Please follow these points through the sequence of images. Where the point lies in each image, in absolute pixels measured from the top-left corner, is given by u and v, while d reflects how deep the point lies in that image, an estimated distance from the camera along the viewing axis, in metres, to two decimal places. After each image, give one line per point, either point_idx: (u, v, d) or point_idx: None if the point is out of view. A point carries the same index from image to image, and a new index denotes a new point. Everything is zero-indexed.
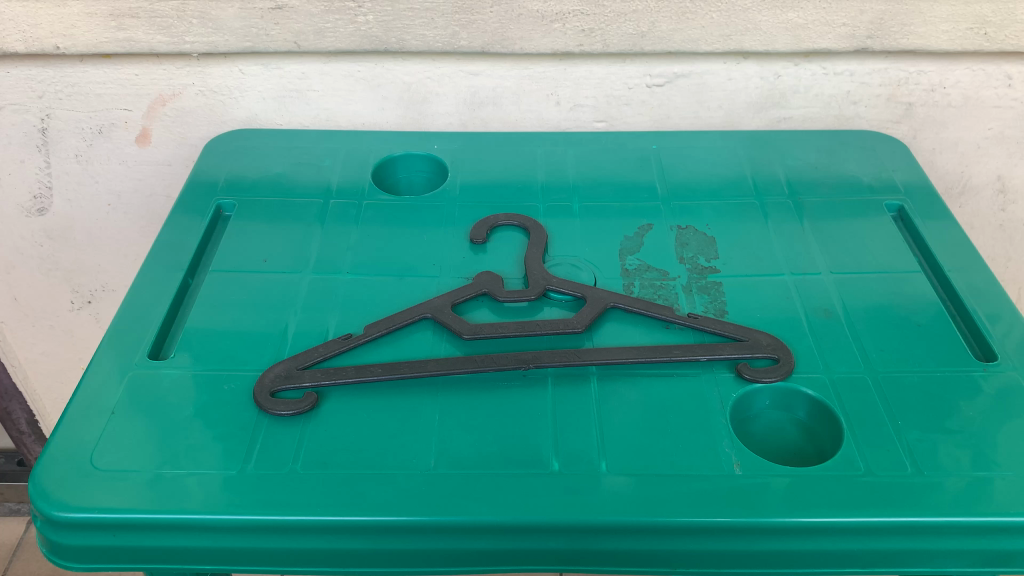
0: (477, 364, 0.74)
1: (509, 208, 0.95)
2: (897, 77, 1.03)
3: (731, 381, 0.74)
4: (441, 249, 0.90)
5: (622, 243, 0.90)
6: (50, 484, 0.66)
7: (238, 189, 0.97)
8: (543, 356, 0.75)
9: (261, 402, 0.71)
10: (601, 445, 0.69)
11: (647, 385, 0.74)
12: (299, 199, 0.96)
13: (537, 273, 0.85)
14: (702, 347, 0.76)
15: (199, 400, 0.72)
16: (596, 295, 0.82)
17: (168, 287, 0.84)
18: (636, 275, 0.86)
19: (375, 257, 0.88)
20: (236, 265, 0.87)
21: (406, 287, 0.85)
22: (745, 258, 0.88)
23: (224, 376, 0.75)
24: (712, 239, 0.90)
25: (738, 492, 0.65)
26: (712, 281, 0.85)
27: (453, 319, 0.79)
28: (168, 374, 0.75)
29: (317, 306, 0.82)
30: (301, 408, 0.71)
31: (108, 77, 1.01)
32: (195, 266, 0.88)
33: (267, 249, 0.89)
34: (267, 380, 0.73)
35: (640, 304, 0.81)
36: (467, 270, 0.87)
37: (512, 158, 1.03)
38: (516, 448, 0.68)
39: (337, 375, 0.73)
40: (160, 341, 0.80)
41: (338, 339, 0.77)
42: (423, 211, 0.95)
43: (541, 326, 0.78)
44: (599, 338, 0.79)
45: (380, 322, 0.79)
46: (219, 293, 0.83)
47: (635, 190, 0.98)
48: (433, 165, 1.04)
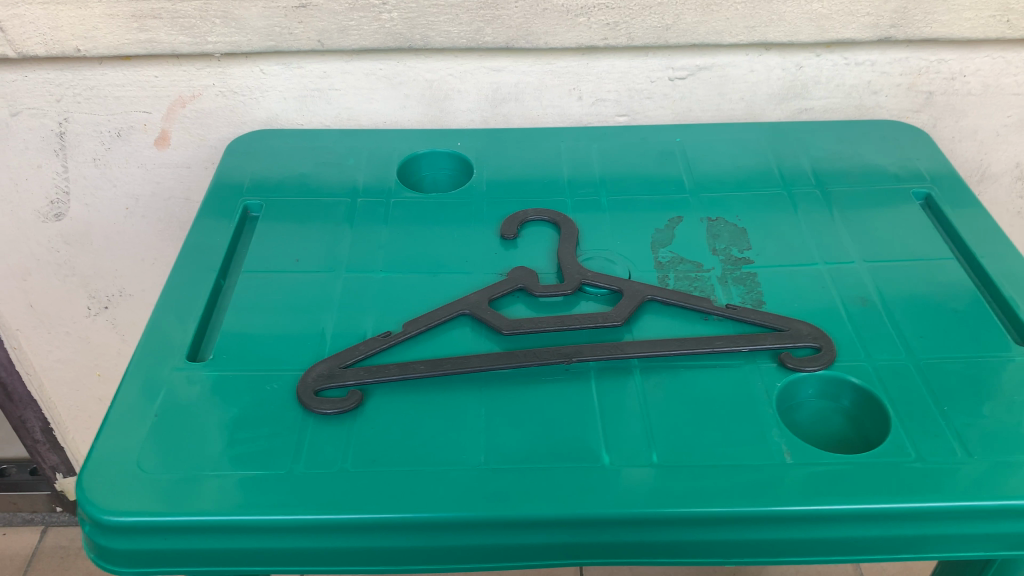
0: (520, 359, 0.74)
1: (537, 203, 0.95)
2: (918, 65, 1.03)
3: (774, 370, 0.74)
4: (472, 245, 0.90)
5: (654, 236, 0.90)
6: (98, 488, 0.65)
7: (264, 189, 0.97)
8: (585, 350, 0.75)
9: (305, 401, 0.71)
10: (650, 437, 0.69)
11: (691, 376, 0.74)
12: (325, 198, 0.96)
13: (571, 267, 0.84)
14: (743, 337, 0.76)
15: (242, 401, 0.72)
16: (633, 288, 0.82)
17: (201, 288, 0.84)
18: (670, 268, 0.86)
19: (407, 255, 0.88)
20: (268, 266, 0.87)
21: (441, 283, 0.84)
22: (777, 249, 0.88)
23: (265, 376, 0.74)
24: (744, 230, 0.91)
25: (792, 480, 0.65)
26: (746, 271, 0.85)
27: (492, 315, 0.79)
28: (208, 376, 0.74)
29: (353, 305, 0.82)
30: (346, 406, 0.70)
31: (127, 79, 1.01)
32: (226, 267, 0.88)
33: (299, 249, 0.89)
34: (310, 380, 0.73)
35: (677, 296, 0.81)
36: (500, 265, 0.87)
37: (536, 154, 1.03)
38: (565, 442, 0.68)
39: (380, 372, 0.73)
40: (196, 343, 0.79)
41: (377, 337, 0.77)
42: (452, 209, 0.95)
43: (580, 321, 0.78)
44: (639, 331, 0.79)
45: (419, 319, 0.78)
46: (253, 294, 0.83)
47: (663, 183, 0.98)
48: (457, 162, 1.03)
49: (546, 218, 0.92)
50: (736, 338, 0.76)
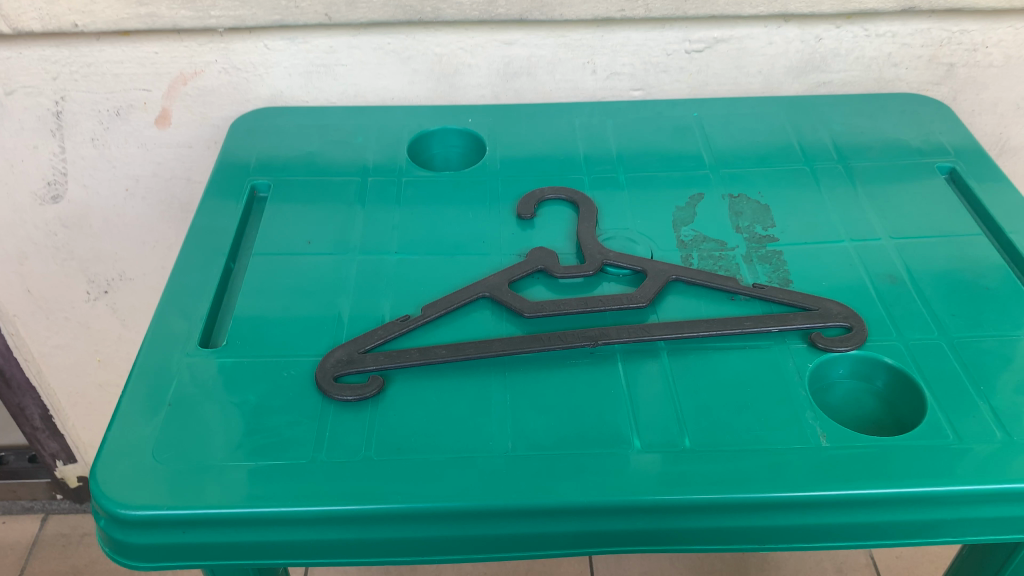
0: (545, 342, 0.72)
1: (554, 182, 0.93)
2: (940, 37, 1.01)
3: (805, 351, 0.72)
4: (488, 226, 0.87)
5: (674, 214, 0.88)
6: (112, 481, 0.63)
7: (271, 169, 0.95)
8: (611, 332, 0.73)
9: (324, 388, 0.68)
10: (681, 420, 0.67)
11: (720, 358, 0.72)
12: (335, 177, 0.94)
13: (592, 247, 0.82)
14: (772, 317, 0.74)
15: (258, 389, 0.69)
16: (657, 268, 0.79)
17: (212, 273, 0.81)
18: (693, 247, 0.84)
19: (422, 237, 0.86)
20: (280, 249, 0.84)
21: (458, 265, 0.82)
22: (802, 226, 0.86)
23: (281, 362, 0.72)
24: (767, 207, 0.89)
25: (830, 464, 0.63)
26: (771, 250, 0.83)
27: (513, 297, 0.76)
28: (222, 363, 0.72)
29: (368, 287, 0.80)
30: (368, 393, 0.68)
31: (126, 56, 0.97)
32: (235, 251, 0.85)
33: (310, 231, 0.86)
34: (329, 365, 0.70)
35: (702, 276, 0.79)
36: (519, 246, 0.84)
37: (550, 131, 1.00)
38: (594, 427, 0.66)
39: (401, 357, 0.71)
40: (208, 329, 0.77)
41: (396, 321, 0.74)
42: (466, 188, 0.93)
43: (605, 302, 0.76)
44: (664, 312, 0.76)
45: (438, 302, 0.76)
46: (265, 277, 0.81)
47: (682, 159, 0.96)
48: (469, 140, 1.01)
49: (563, 197, 0.89)
50: (765, 318, 0.74)
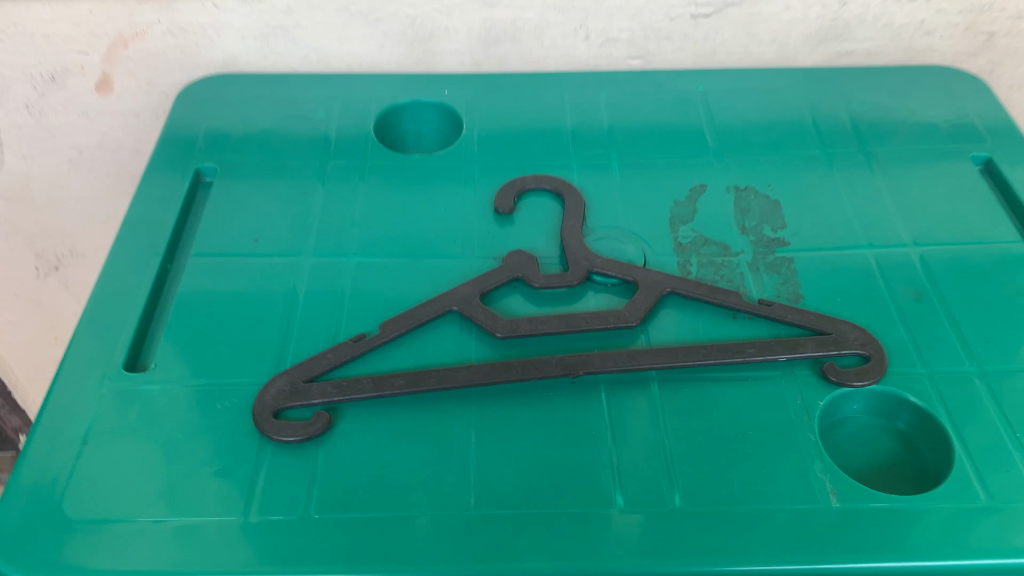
0: (518, 372, 0.63)
1: (537, 168, 0.82)
2: (981, 2, 0.89)
3: (814, 385, 0.63)
4: (461, 221, 0.77)
5: (673, 210, 0.78)
6: (16, 539, 0.55)
7: (220, 148, 0.85)
8: (595, 359, 0.63)
9: (263, 426, 0.60)
10: (670, 471, 0.58)
11: (718, 393, 0.63)
12: (292, 159, 0.83)
13: (577, 251, 0.72)
14: (779, 342, 0.65)
15: (188, 424, 0.61)
16: (650, 278, 0.69)
17: (144, 278, 0.72)
18: (692, 251, 0.74)
19: (386, 234, 0.76)
20: (223, 248, 0.75)
21: (424, 270, 0.73)
22: (816, 227, 0.76)
23: (216, 391, 0.63)
24: (778, 203, 0.78)
25: (840, 532, 0.55)
26: (781, 256, 0.73)
27: (484, 314, 0.67)
28: (150, 391, 0.63)
29: (321, 297, 0.70)
30: (311, 434, 0.60)
31: (56, 14, 0.85)
32: (173, 250, 0.76)
33: (259, 226, 0.77)
34: (269, 397, 0.61)
35: (701, 289, 0.69)
36: (494, 247, 0.75)
37: (536, 105, 0.89)
38: (570, 478, 0.58)
39: (352, 389, 0.62)
40: (137, 348, 0.68)
41: (349, 342, 0.65)
42: (438, 173, 0.82)
43: (589, 322, 0.66)
44: (657, 333, 0.67)
45: (398, 318, 0.66)
46: (205, 284, 0.72)
47: (683, 141, 0.85)
48: (445, 115, 0.90)
49: (548, 187, 0.79)
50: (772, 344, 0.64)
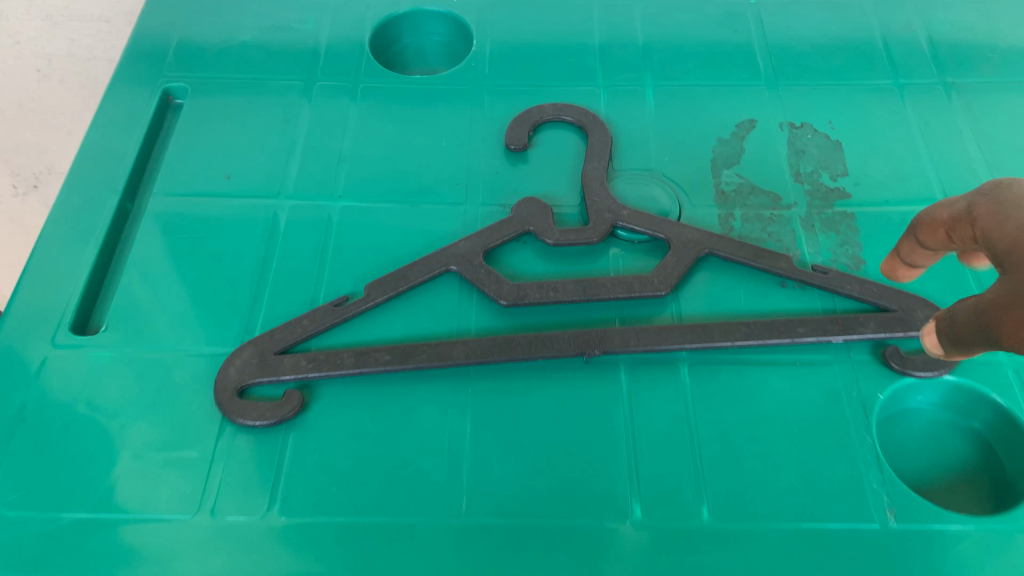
0: (524, 349, 0.53)
1: (558, 95, 0.71)
2: None
3: (873, 374, 0.54)
4: (466, 158, 0.67)
5: (714, 150, 0.66)
6: None
7: (193, 65, 0.73)
8: (614, 335, 0.54)
9: (224, 406, 0.51)
10: (698, 476, 0.49)
11: (759, 381, 0.53)
12: (275, 78, 0.72)
13: (599, 199, 0.61)
14: (835, 320, 0.54)
15: (142, 401, 0.53)
16: (684, 236, 0.59)
17: (100, 219, 0.62)
18: (736, 202, 0.63)
19: (378, 172, 0.66)
20: (191, 186, 0.65)
21: (420, 218, 0.63)
22: (883, 175, 0.65)
23: (175, 361, 0.55)
24: (839, 144, 0.67)
25: (895, 560, 0.46)
26: (840, 211, 0.62)
27: (486, 276, 0.57)
28: (100, 358, 0.55)
29: (301, 250, 0.61)
30: (279, 417, 0.51)
31: None
32: (136, 184, 0.66)
33: (232, 159, 0.67)
34: (233, 371, 0.53)
35: (745, 251, 0.58)
36: (503, 192, 0.64)
37: (559, 17, 0.77)
38: (579, 483, 0.50)
39: (329, 363, 0.53)
40: (89, 303, 0.59)
41: (329, 306, 0.56)
42: (442, 98, 0.71)
43: (610, 289, 0.56)
44: (689, 303, 0.57)
45: (387, 278, 0.57)
46: (169, 230, 0.62)
47: (730, 65, 0.73)
48: (452, 27, 0.78)
49: (569, 120, 0.67)
50: (827, 322, 0.54)
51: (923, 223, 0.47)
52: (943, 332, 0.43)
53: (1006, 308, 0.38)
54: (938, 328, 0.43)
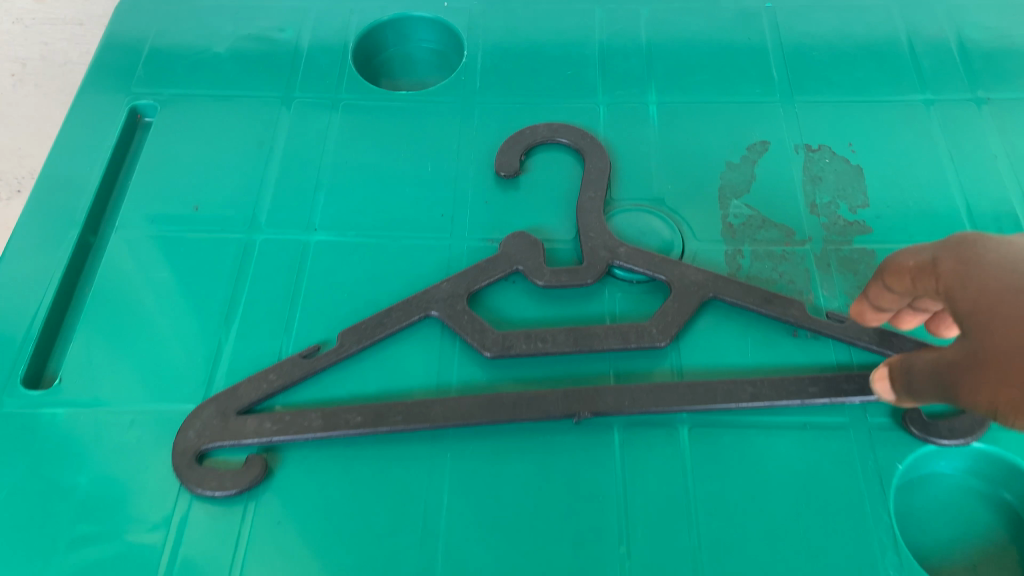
0: (508, 412, 0.48)
1: (553, 112, 0.65)
2: None
3: (891, 440, 0.49)
4: (452, 183, 0.61)
5: (723, 176, 0.61)
6: None
7: (163, 78, 0.68)
8: (607, 395, 0.49)
9: (182, 473, 0.48)
10: (695, 559, 0.46)
11: (765, 447, 0.49)
12: (248, 92, 0.67)
13: (595, 234, 0.56)
14: (851, 378, 0.49)
15: (96, 466, 0.49)
16: (687, 278, 0.54)
17: (58, 255, 0.58)
18: (745, 236, 0.58)
19: (356, 200, 0.60)
20: (157, 217, 0.60)
21: (401, 253, 0.58)
22: (907, 206, 0.59)
23: (133, 420, 0.51)
24: (859, 170, 0.61)
25: None
26: (859, 248, 0.57)
27: (470, 324, 0.52)
28: (53, 415, 0.51)
29: (271, 289, 0.56)
30: (242, 486, 0.47)
31: None
32: (99, 214, 0.61)
33: (201, 184, 0.62)
34: (192, 433, 0.49)
35: (754, 297, 0.53)
36: (492, 223, 0.59)
37: (556, 22, 0.71)
38: (566, 564, 0.46)
39: (297, 425, 0.49)
40: (45, 350, 0.55)
41: (297, 358, 0.51)
42: (428, 116, 0.65)
43: (604, 340, 0.51)
44: (691, 355, 0.52)
45: (362, 326, 0.52)
46: (131, 268, 0.57)
47: (742, 76, 0.67)
48: (443, 33, 0.73)
49: (565, 142, 0.62)
50: (842, 381, 0.49)
51: (880, 268, 0.44)
52: (898, 380, 0.41)
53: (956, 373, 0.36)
54: (889, 378, 0.41)
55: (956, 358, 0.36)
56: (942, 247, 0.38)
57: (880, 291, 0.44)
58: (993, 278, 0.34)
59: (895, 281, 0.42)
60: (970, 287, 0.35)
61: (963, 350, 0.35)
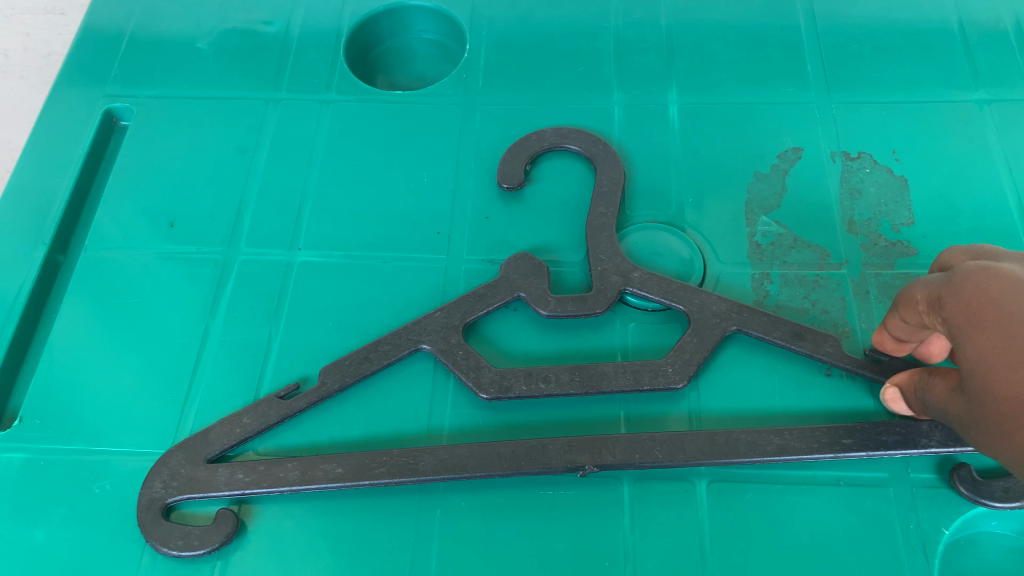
0: (503, 465, 0.43)
1: (563, 114, 0.59)
2: None
3: (935, 501, 0.43)
4: (449, 195, 0.56)
5: (751, 188, 0.55)
6: None
7: (141, 77, 0.63)
8: (615, 446, 0.44)
9: (146, 529, 0.43)
10: None
11: (792, 506, 0.44)
12: (232, 93, 0.62)
13: (606, 256, 0.50)
14: (891, 429, 0.44)
15: (55, 518, 0.45)
16: (708, 308, 0.48)
17: (23, 277, 0.54)
18: (774, 258, 0.52)
19: (346, 215, 0.55)
20: (128, 232, 0.55)
21: (392, 275, 0.53)
22: (958, 222, 0.53)
23: (97, 466, 0.47)
24: (904, 181, 0.55)
25: None
26: (902, 273, 0.51)
27: (464, 360, 0.47)
28: (11, 460, 0.47)
29: (249, 316, 0.52)
30: (211, 545, 0.43)
31: None
32: (69, 230, 0.57)
33: (177, 197, 0.57)
34: (157, 484, 0.44)
35: (782, 331, 0.47)
36: (492, 241, 0.54)
37: (568, 12, 0.65)
38: None
39: (270, 477, 0.44)
40: (7, 383, 0.51)
41: (275, 398, 0.47)
42: (425, 119, 0.59)
43: (613, 380, 0.46)
44: (710, 395, 0.47)
45: (346, 362, 0.48)
46: (100, 292, 0.53)
47: (774, 72, 0.60)
48: (445, 24, 0.67)
49: (575, 149, 0.56)
50: (880, 432, 0.44)
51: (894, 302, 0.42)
52: (913, 402, 0.42)
53: (964, 422, 0.37)
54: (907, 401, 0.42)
55: (963, 409, 0.37)
56: (945, 284, 0.37)
57: (895, 325, 0.42)
58: (992, 343, 0.34)
59: (909, 314, 0.40)
60: (971, 347, 0.35)
61: (969, 405, 0.37)
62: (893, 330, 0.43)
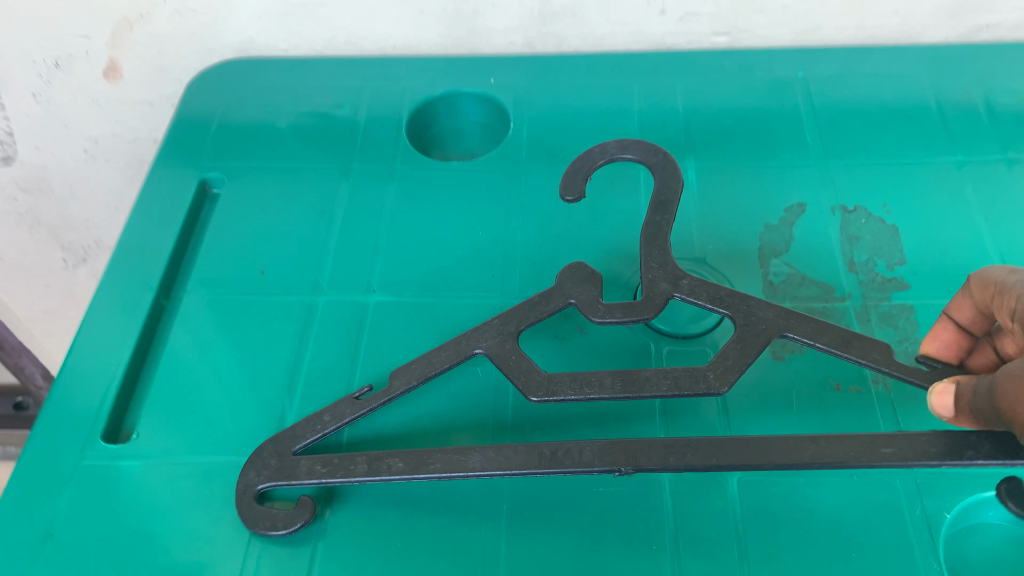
0: (548, 462, 0.48)
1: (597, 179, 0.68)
2: None
3: (936, 488, 0.50)
4: (501, 245, 0.64)
5: (763, 237, 0.63)
6: None
7: (232, 155, 0.73)
8: (648, 449, 0.48)
9: (241, 510, 0.50)
10: None
11: (813, 496, 0.50)
12: (310, 168, 0.71)
13: (657, 264, 0.55)
14: (936, 440, 0.46)
15: (169, 513, 0.52)
16: (755, 314, 0.52)
17: (135, 317, 0.62)
18: (786, 293, 0.60)
19: (413, 263, 0.64)
20: (224, 279, 0.64)
21: (456, 311, 0.61)
22: (943, 262, 0.61)
23: (204, 471, 0.54)
24: (895, 230, 0.63)
25: None
26: (897, 303, 0.59)
27: (518, 366, 0.52)
28: (130, 467, 0.54)
29: (331, 347, 0.59)
30: (292, 527, 0.49)
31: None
32: (171, 280, 0.66)
33: (265, 251, 0.66)
34: (252, 473, 0.52)
35: (831, 338, 0.52)
36: (541, 283, 0.62)
37: (597, 97, 0.75)
38: None
39: (341, 467, 0.50)
40: (123, 406, 0.58)
41: (351, 399, 0.54)
42: (477, 185, 0.69)
43: (653, 385, 0.50)
44: (739, 405, 0.54)
45: (412, 366, 0.54)
46: (203, 328, 0.61)
47: (778, 144, 0.70)
48: (494, 110, 0.78)
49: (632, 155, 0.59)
50: (925, 442, 0.46)
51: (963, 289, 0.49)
52: (965, 396, 0.45)
53: (1010, 377, 0.41)
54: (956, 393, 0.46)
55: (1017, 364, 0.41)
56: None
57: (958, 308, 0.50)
58: None
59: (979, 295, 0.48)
60: None
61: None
62: (958, 319, 0.50)
